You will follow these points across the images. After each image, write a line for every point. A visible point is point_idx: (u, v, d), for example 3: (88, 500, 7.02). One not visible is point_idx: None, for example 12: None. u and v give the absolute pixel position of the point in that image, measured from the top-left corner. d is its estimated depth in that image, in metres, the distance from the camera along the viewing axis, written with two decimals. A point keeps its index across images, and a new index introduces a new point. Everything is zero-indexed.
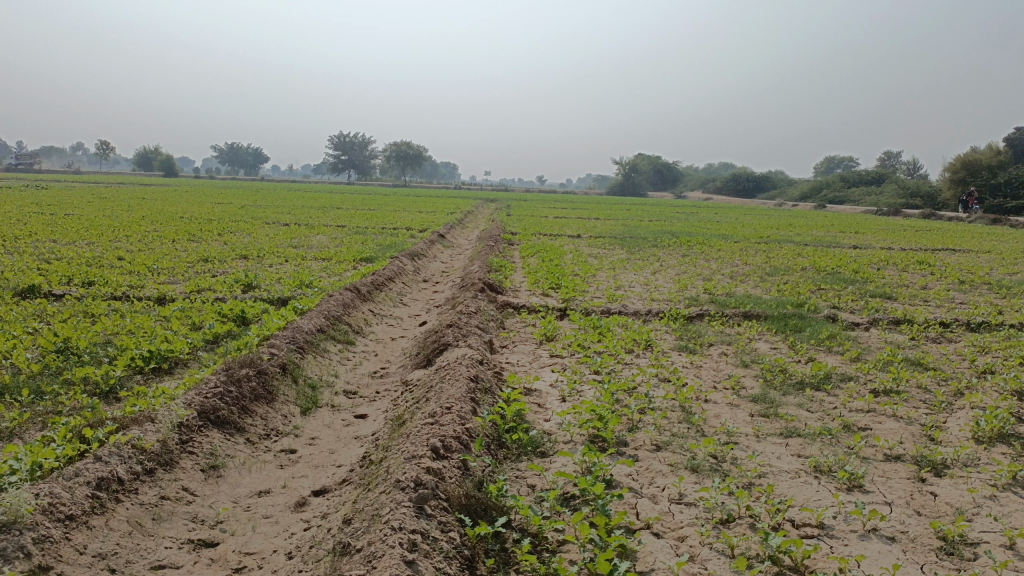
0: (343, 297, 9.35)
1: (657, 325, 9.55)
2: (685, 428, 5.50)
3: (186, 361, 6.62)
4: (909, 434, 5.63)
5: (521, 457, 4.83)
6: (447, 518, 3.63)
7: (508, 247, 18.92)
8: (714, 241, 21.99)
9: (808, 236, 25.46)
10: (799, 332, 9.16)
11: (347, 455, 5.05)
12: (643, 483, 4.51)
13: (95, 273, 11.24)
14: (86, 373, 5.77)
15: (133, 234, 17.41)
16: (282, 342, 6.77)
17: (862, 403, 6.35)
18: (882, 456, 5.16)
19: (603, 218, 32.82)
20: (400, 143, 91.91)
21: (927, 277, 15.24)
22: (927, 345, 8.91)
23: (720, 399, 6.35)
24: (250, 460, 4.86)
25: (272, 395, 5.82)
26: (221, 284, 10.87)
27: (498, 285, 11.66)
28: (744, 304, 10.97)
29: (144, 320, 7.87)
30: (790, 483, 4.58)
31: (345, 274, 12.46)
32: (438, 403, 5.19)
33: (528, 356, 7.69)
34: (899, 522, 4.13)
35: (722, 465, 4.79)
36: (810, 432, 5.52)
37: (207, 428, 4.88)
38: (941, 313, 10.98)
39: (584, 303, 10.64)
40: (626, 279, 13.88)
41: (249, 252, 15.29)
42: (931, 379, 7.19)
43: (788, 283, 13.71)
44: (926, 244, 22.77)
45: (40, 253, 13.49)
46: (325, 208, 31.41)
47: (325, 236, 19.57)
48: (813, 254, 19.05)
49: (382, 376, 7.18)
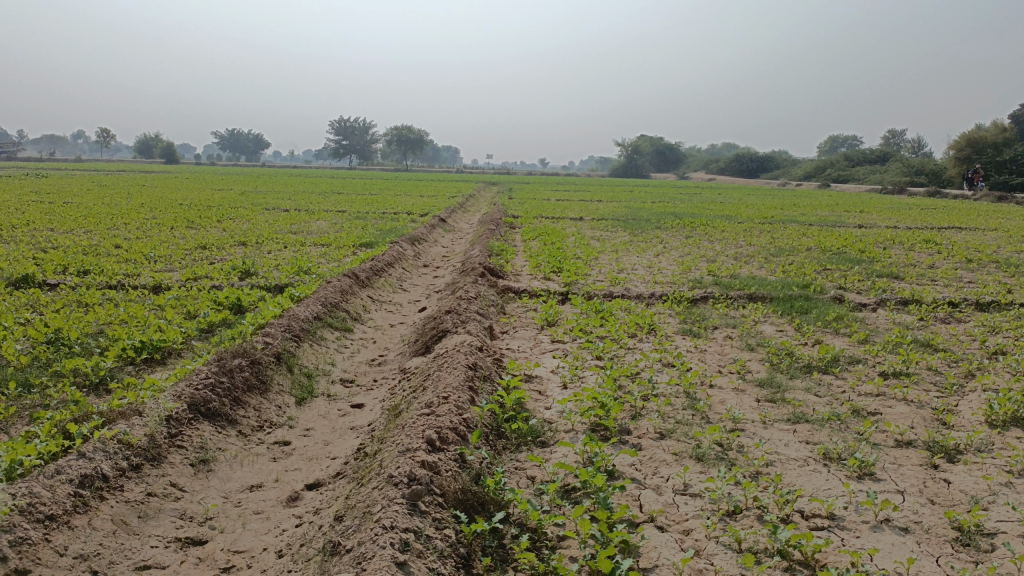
0: (341, 283, 9.19)
1: (660, 308, 9.38)
2: (690, 415, 5.35)
3: (179, 350, 6.48)
4: (920, 419, 5.47)
5: (521, 448, 4.68)
6: (443, 515, 3.48)
7: (509, 230, 18.73)
8: (718, 222, 21.80)
9: (813, 216, 25.22)
10: (805, 313, 8.99)
11: (342, 447, 4.91)
12: (646, 473, 4.37)
13: (90, 261, 11.09)
14: (76, 365, 5.63)
15: (132, 221, 17.23)
16: (277, 330, 6.62)
17: (871, 387, 6.19)
18: (893, 441, 5.01)
19: (606, 201, 32.58)
20: (401, 128, 91.39)
21: (935, 256, 15.02)
22: (936, 325, 8.74)
23: (725, 384, 6.19)
24: (242, 453, 4.73)
25: (265, 385, 5.67)
26: (218, 271, 10.72)
27: (499, 269, 11.49)
28: (748, 286, 10.80)
29: (138, 308, 7.72)
30: (799, 472, 4.43)
31: (344, 260, 12.30)
32: (434, 393, 5.04)
33: (528, 342, 7.54)
34: (912, 512, 3.98)
35: (729, 454, 4.64)
36: (818, 418, 5.36)
37: (198, 421, 4.74)
38: (949, 293, 10.79)
39: (586, 286, 10.47)
40: (629, 261, 13.71)
41: (248, 238, 15.11)
42: (941, 361, 7.02)
43: (793, 264, 13.52)
44: (932, 223, 22.50)
45: (36, 241, 13.38)
46: (326, 193, 31.25)
47: (325, 221, 19.41)
48: (818, 233, 18.84)
49: (381, 364, 7.04)
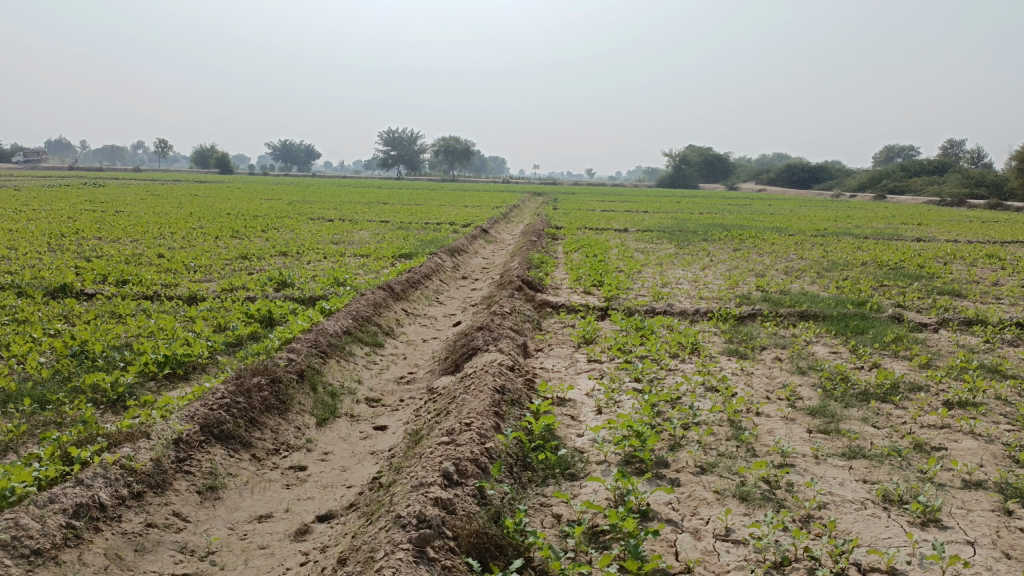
0: (375, 296, 8.98)
1: (705, 325, 8.95)
2: (734, 447, 4.94)
3: (202, 365, 6.27)
4: (990, 456, 4.98)
5: (548, 481, 4.34)
6: (454, 562, 3.19)
7: (552, 241, 18.42)
8: (767, 234, 21.10)
9: (868, 228, 24.32)
10: (861, 334, 8.46)
11: (360, 474, 4.64)
12: (684, 514, 3.99)
13: (130, 271, 11.07)
14: (95, 381, 5.46)
15: (177, 231, 17.34)
16: (302, 345, 6.40)
17: (934, 418, 5.69)
18: (960, 483, 4.53)
19: (653, 211, 31.96)
20: (448, 138, 91.98)
21: (999, 273, 14.25)
22: (1004, 348, 8.13)
23: (774, 412, 5.75)
24: (254, 480, 4.48)
25: (285, 405, 5.44)
26: (254, 282, 10.59)
27: (538, 283, 11.18)
28: (799, 303, 10.28)
29: (167, 319, 7.55)
30: (855, 517, 4.01)
31: (381, 271, 12.13)
32: (457, 419, 4.75)
33: (564, 361, 7.19)
34: (986, 569, 3.53)
35: (776, 493, 4.23)
36: (876, 454, 4.91)
37: (209, 444, 4.52)
38: (1016, 312, 10.13)
39: (628, 301, 10.06)
40: (673, 275, 13.28)
41: (288, 248, 15.05)
42: (1012, 390, 6.46)
43: (847, 279, 12.92)
44: (995, 237, 21.45)
45: (81, 250, 13.52)
46: (372, 203, 31.37)
47: (368, 231, 19.38)
48: (874, 247, 18.09)
49: (409, 382, 6.76)
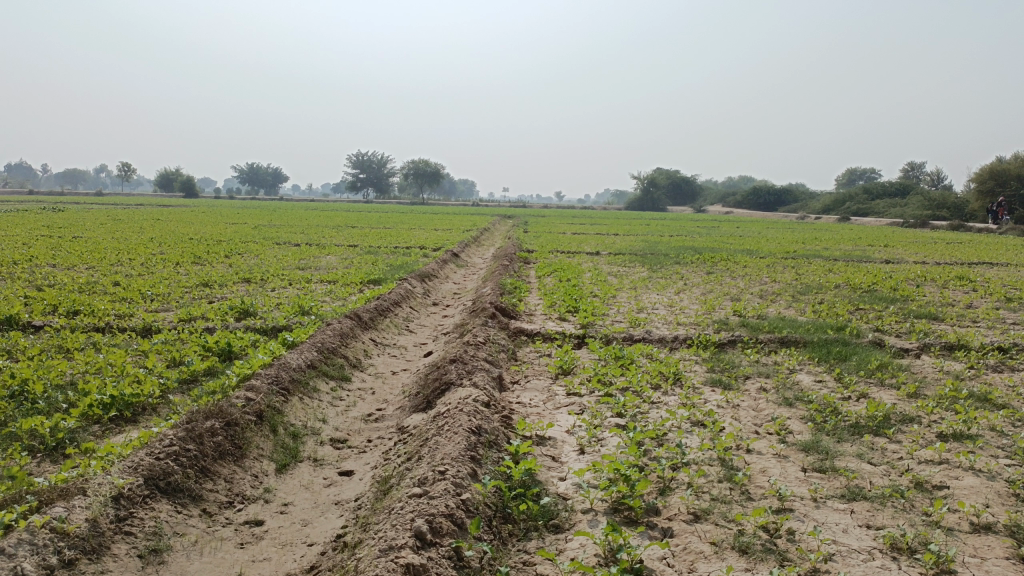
0: (341, 326, 8.57)
1: (685, 353, 8.66)
2: (728, 489, 4.61)
3: (153, 405, 5.79)
4: (994, 495, 4.70)
5: (530, 535, 3.98)
6: None
7: (523, 265, 18.15)
8: (739, 256, 21.11)
9: (836, 250, 24.41)
10: (845, 361, 8.22)
11: (323, 530, 4.24)
12: (680, 570, 3.65)
13: (82, 300, 10.52)
14: (33, 426, 4.97)
15: (136, 257, 16.73)
16: (261, 383, 5.95)
17: (931, 453, 5.41)
18: (968, 526, 4.23)
19: (623, 234, 31.93)
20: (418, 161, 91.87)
21: (971, 295, 14.23)
22: (990, 375, 7.95)
23: (765, 448, 5.45)
24: (204, 539, 4.04)
25: (242, 451, 5.00)
26: (215, 311, 10.11)
27: (511, 309, 10.85)
28: (779, 328, 10.07)
29: (117, 354, 7.04)
30: (863, 570, 3.68)
31: (348, 298, 11.71)
32: (429, 466, 4.39)
33: (541, 395, 6.82)
34: None
35: (778, 544, 3.90)
36: (877, 494, 4.61)
37: (155, 499, 4.09)
38: (996, 336, 10.01)
39: (605, 328, 9.76)
40: (648, 300, 13.06)
41: (252, 274, 14.53)
42: (1005, 421, 6.21)
43: (823, 303, 12.79)
44: (962, 258, 21.67)
45: (33, 278, 12.93)
46: (339, 227, 30.96)
47: (335, 256, 18.93)
48: (846, 269, 18.08)
49: (377, 421, 6.34)
